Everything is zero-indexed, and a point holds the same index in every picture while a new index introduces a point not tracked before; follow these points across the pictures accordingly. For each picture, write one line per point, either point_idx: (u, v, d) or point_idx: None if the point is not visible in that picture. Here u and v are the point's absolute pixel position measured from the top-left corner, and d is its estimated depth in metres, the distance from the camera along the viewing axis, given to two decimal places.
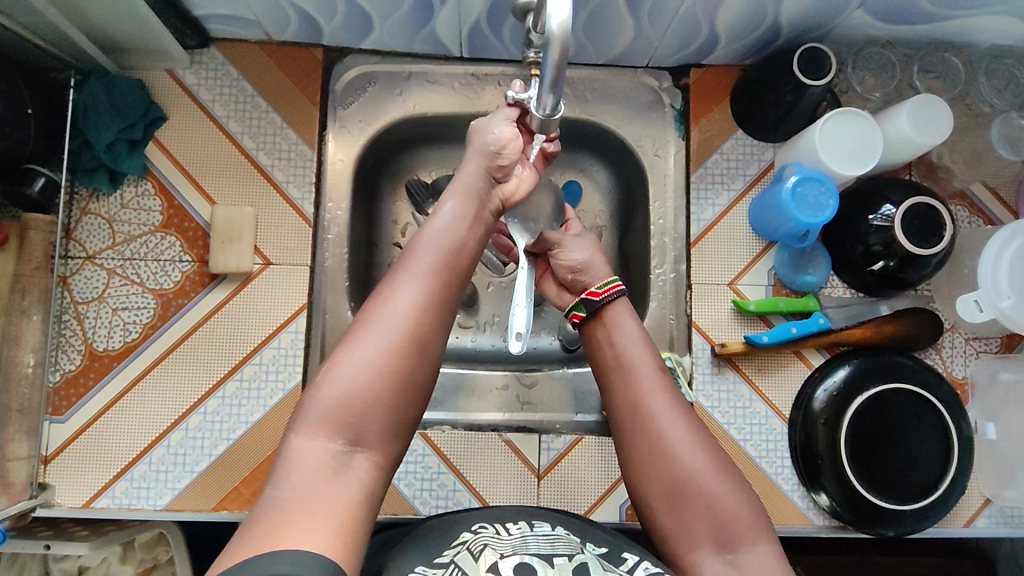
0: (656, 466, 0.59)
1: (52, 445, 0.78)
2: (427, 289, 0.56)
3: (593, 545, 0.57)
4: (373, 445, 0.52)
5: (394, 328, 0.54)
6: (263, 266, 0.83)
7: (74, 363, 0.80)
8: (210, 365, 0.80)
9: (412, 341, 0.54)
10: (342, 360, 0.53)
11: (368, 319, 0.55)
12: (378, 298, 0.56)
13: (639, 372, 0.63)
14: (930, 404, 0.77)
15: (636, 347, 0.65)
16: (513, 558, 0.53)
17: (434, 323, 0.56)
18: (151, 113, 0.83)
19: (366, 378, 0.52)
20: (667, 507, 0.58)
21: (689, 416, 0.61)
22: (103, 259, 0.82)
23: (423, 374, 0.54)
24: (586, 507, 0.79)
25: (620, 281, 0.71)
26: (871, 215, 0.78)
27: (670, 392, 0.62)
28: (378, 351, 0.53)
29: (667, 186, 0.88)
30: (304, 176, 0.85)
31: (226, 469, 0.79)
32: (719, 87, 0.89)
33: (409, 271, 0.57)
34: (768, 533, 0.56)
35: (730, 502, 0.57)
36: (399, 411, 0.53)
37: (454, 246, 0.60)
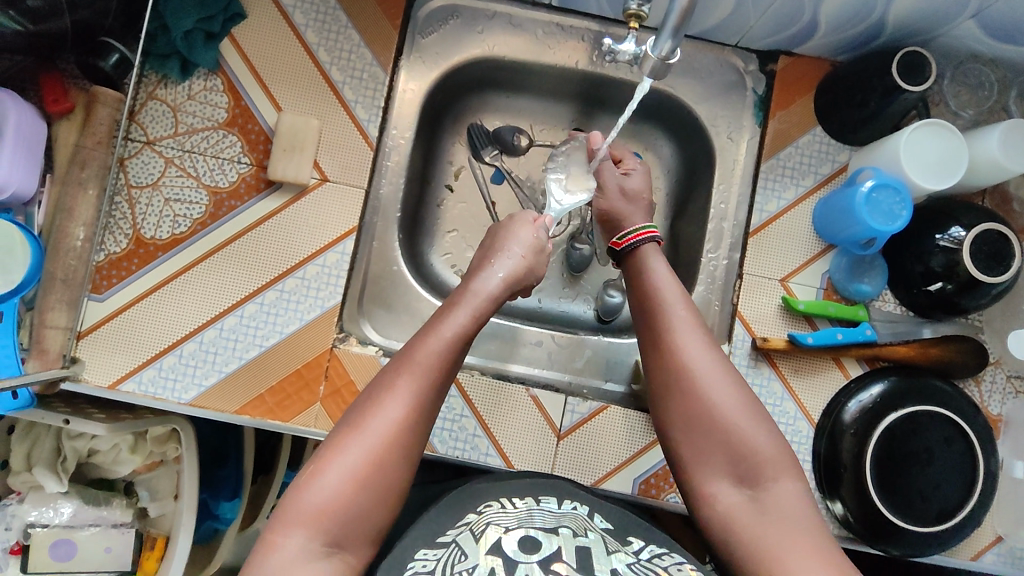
0: (679, 397, 0.60)
1: (88, 321, 0.79)
2: (416, 396, 0.57)
3: (599, 519, 0.59)
4: (355, 545, 0.53)
5: (375, 439, 0.55)
6: (320, 181, 0.82)
7: (120, 246, 0.80)
8: (254, 270, 0.80)
9: (395, 451, 0.55)
10: (327, 463, 0.54)
11: (356, 423, 0.56)
12: (365, 406, 0.57)
13: (671, 308, 0.65)
14: (963, 433, 0.76)
15: (670, 283, 0.67)
16: (517, 531, 0.54)
17: (413, 438, 0.57)
18: (231, 9, 0.81)
19: (347, 486, 0.53)
20: (691, 440, 0.59)
21: (718, 353, 0.62)
22: (163, 146, 0.81)
23: (397, 481, 0.55)
24: (595, 477, 0.80)
25: (646, 230, 0.73)
26: (939, 235, 0.76)
27: (699, 326, 0.64)
28: (362, 458, 0.54)
29: (735, 172, 0.87)
30: (374, 98, 0.84)
31: (256, 375, 0.79)
32: (806, 79, 0.86)
33: (400, 379, 0.58)
34: (795, 473, 0.57)
35: (755, 439, 0.57)
36: (373, 517, 0.54)
37: (454, 344, 0.61)
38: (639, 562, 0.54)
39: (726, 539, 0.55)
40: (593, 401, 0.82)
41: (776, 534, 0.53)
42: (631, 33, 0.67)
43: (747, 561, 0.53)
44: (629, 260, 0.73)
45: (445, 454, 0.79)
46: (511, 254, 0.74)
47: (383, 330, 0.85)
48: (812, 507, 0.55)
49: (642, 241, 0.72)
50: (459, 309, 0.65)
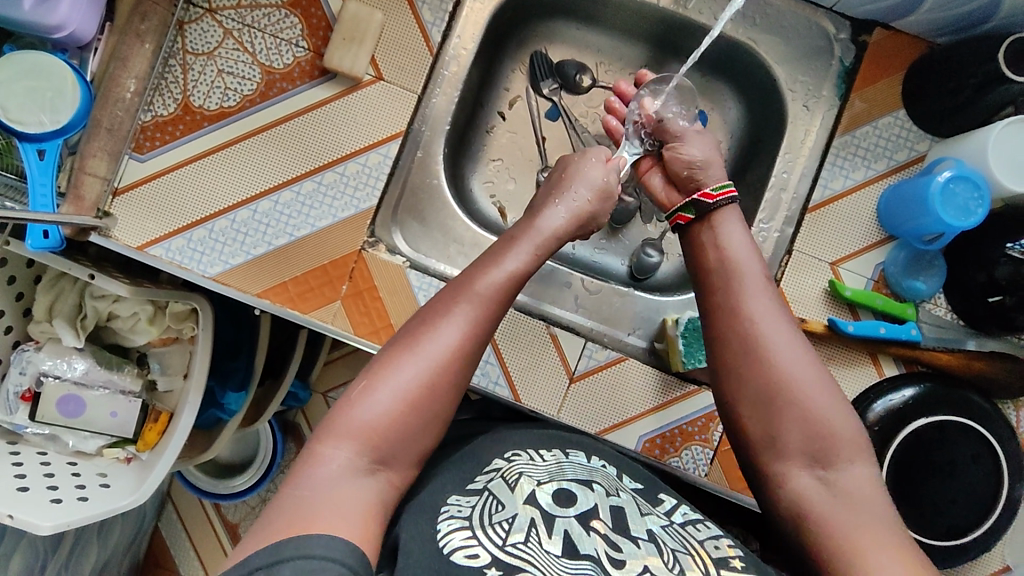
0: (748, 372, 0.56)
1: (126, 180, 0.78)
2: (472, 327, 0.57)
3: (630, 482, 0.59)
4: (397, 466, 0.53)
5: (429, 361, 0.55)
6: (373, 79, 0.79)
7: (167, 110, 0.79)
8: (294, 158, 0.79)
9: (448, 376, 0.55)
10: (379, 381, 0.54)
11: (408, 346, 0.55)
12: (420, 330, 0.56)
13: (747, 274, 0.61)
14: (991, 449, 0.73)
15: (747, 249, 0.63)
16: (550, 485, 0.55)
17: (466, 364, 0.56)
18: None
19: (399, 405, 0.53)
20: (762, 417, 0.56)
21: (794, 328, 0.58)
22: (224, 17, 0.79)
23: (444, 406, 0.55)
24: (600, 427, 0.78)
25: (734, 188, 0.68)
26: (1010, 244, 0.71)
27: (774, 298, 0.59)
28: (416, 378, 0.54)
29: (804, 144, 0.82)
30: (442, 2, 0.80)
31: (280, 262, 0.79)
32: (899, 56, 0.80)
33: (457, 309, 0.58)
34: (867, 457, 0.54)
35: (834, 416, 0.54)
36: (418, 438, 0.54)
37: (512, 280, 0.61)
38: (672, 525, 0.54)
39: (794, 523, 0.53)
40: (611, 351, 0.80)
41: (854, 524, 0.50)
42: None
43: (822, 550, 0.50)
44: (707, 215, 0.67)
45: None
46: (574, 200, 0.72)
47: (413, 243, 0.84)
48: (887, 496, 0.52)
49: (723, 200, 0.67)
50: (517, 250, 0.64)
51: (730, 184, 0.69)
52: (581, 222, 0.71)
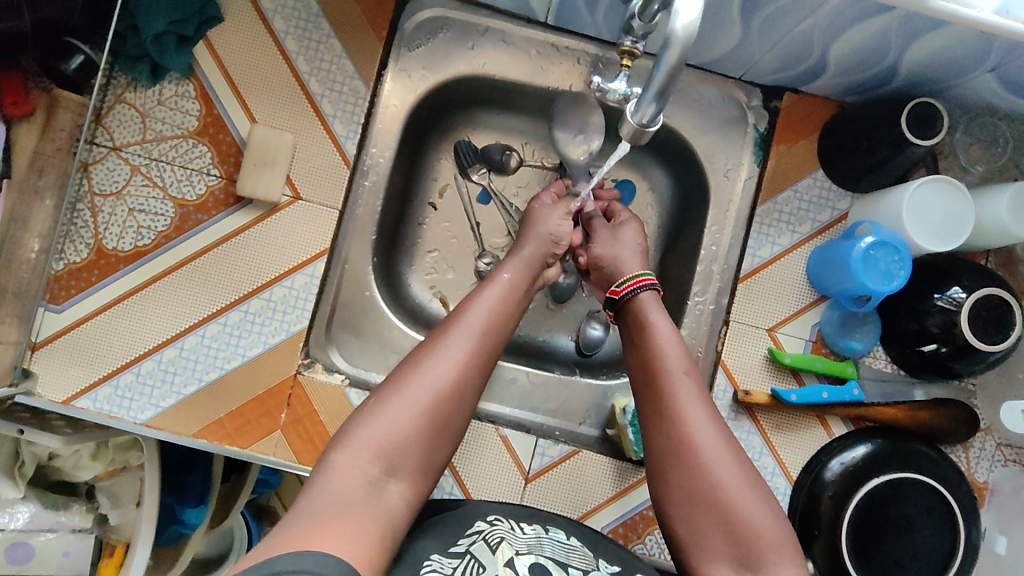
0: (681, 472, 0.57)
1: (43, 333, 0.76)
2: (479, 342, 0.59)
3: (606, 564, 0.56)
4: (406, 476, 0.52)
5: (443, 368, 0.56)
6: (291, 199, 0.78)
7: (80, 256, 0.76)
8: (217, 290, 0.77)
9: (461, 384, 0.57)
10: (396, 389, 0.55)
11: (425, 353, 0.57)
12: (432, 340, 0.59)
13: (673, 373, 0.61)
14: (944, 501, 0.73)
15: (671, 339, 0.64)
16: (528, 558, 0.52)
17: (477, 374, 0.58)
18: (207, 12, 0.76)
19: (415, 413, 0.54)
20: (693, 520, 0.56)
21: (721, 423, 0.59)
22: (130, 153, 0.77)
23: (458, 415, 0.56)
24: (581, 511, 0.77)
25: (643, 277, 0.70)
26: (938, 295, 0.72)
27: (699, 391, 0.60)
28: (432, 385, 0.55)
29: (729, 212, 0.82)
30: (353, 114, 0.79)
31: (215, 397, 0.76)
32: (811, 119, 0.81)
33: (465, 323, 0.60)
34: (796, 557, 0.53)
35: (758, 518, 0.54)
36: (433, 446, 0.54)
37: (510, 295, 0.66)
38: None
39: None
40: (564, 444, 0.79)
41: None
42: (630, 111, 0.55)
43: None
44: (630, 308, 0.69)
45: None
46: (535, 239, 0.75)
47: (352, 358, 0.82)
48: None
49: (639, 289, 0.69)
50: (505, 273, 0.69)
51: (643, 272, 0.71)
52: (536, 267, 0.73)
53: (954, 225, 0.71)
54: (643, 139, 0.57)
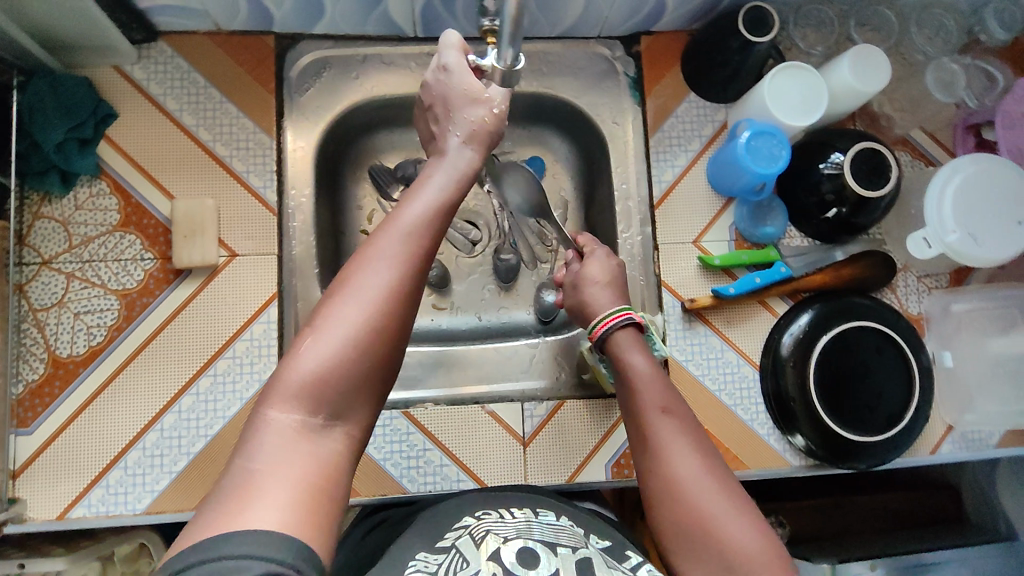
0: (674, 505, 0.58)
1: (20, 458, 0.76)
2: (399, 275, 0.50)
3: (597, 539, 0.57)
4: (353, 416, 0.48)
5: (375, 300, 0.48)
6: (229, 258, 0.81)
7: (37, 372, 0.78)
8: (181, 363, 0.79)
9: (395, 313, 0.49)
10: (310, 340, 0.47)
11: (348, 286, 0.49)
12: (354, 267, 0.50)
13: (652, 405, 0.63)
14: (890, 339, 0.81)
15: (649, 374, 0.65)
16: (516, 542, 0.52)
17: (416, 295, 0.51)
18: (101, 111, 0.80)
19: (335, 366, 0.47)
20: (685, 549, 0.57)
21: (707, 454, 0.60)
22: (60, 263, 0.79)
23: (401, 341, 0.50)
24: (568, 473, 0.81)
25: (620, 312, 0.71)
26: (822, 164, 0.80)
27: (682, 424, 0.62)
28: (349, 328, 0.47)
29: (628, 152, 0.90)
30: (265, 165, 0.83)
31: (207, 465, 0.78)
32: (670, 52, 0.90)
33: (381, 253, 0.50)
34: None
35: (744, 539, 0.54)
36: (378, 378, 0.49)
37: (441, 202, 0.55)
38: None
39: None
40: (549, 401, 0.83)
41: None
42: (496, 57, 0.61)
43: None
44: (608, 345, 0.70)
45: (418, 491, 0.79)
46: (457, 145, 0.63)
47: None
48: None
49: (614, 328, 0.70)
50: (438, 174, 0.58)
51: (617, 309, 0.71)
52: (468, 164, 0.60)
53: (811, 104, 0.80)
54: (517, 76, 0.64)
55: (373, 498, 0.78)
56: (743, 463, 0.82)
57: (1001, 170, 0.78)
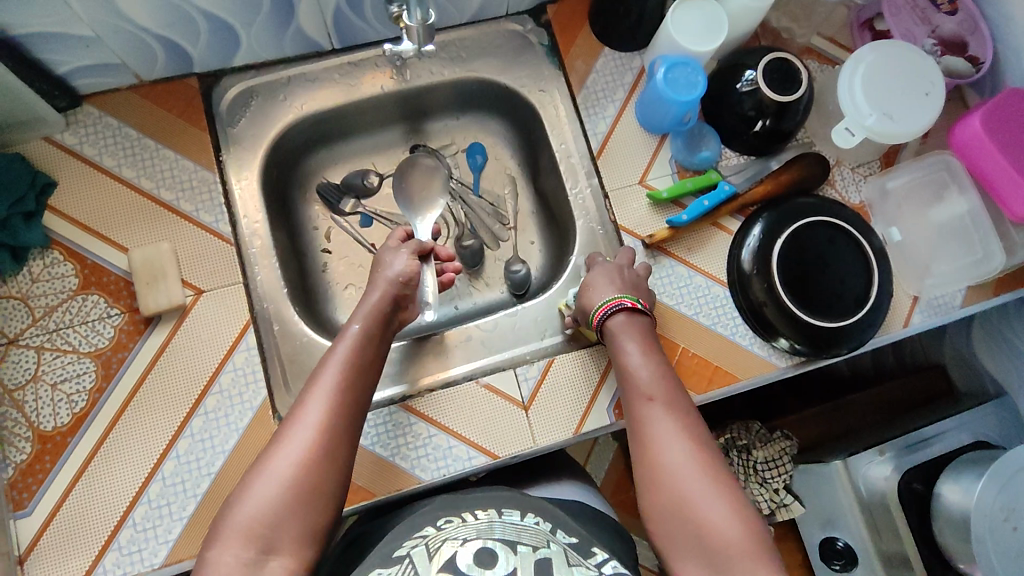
0: (655, 488, 0.64)
1: (24, 542, 0.74)
2: (332, 409, 0.66)
3: (564, 535, 0.64)
4: (287, 550, 0.59)
5: (302, 443, 0.63)
6: (196, 296, 0.81)
7: (26, 451, 0.76)
8: (169, 410, 0.78)
9: (317, 458, 0.62)
10: (260, 473, 0.61)
11: (281, 435, 0.64)
12: (291, 418, 0.65)
13: (642, 396, 0.71)
14: (840, 228, 0.85)
15: (648, 367, 0.72)
16: (475, 543, 0.60)
17: (337, 437, 0.65)
18: (39, 181, 0.81)
19: (277, 492, 0.60)
20: (666, 529, 0.62)
21: (692, 441, 0.66)
22: (27, 339, 0.78)
23: (330, 482, 0.63)
24: (573, 425, 0.83)
25: (618, 299, 0.77)
26: (738, 84, 0.85)
27: (677, 412, 0.68)
28: (283, 472, 0.61)
29: (559, 114, 0.94)
30: (213, 200, 0.84)
31: (215, 504, 0.76)
32: (577, 14, 0.95)
33: (317, 391, 0.66)
34: (759, 558, 0.58)
35: (721, 522, 0.60)
36: (311, 520, 0.61)
37: (359, 350, 0.71)
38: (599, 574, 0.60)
39: None
40: (539, 361, 0.86)
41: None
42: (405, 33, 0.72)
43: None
44: (612, 335, 0.77)
45: (433, 478, 0.80)
46: (375, 292, 0.76)
47: None
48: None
49: (615, 311, 0.76)
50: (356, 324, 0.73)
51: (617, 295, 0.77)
52: (381, 314, 0.75)
53: (715, 31, 0.85)
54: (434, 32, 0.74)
55: (391, 494, 0.79)
56: (735, 377, 0.84)
57: (899, 52, 0.85)
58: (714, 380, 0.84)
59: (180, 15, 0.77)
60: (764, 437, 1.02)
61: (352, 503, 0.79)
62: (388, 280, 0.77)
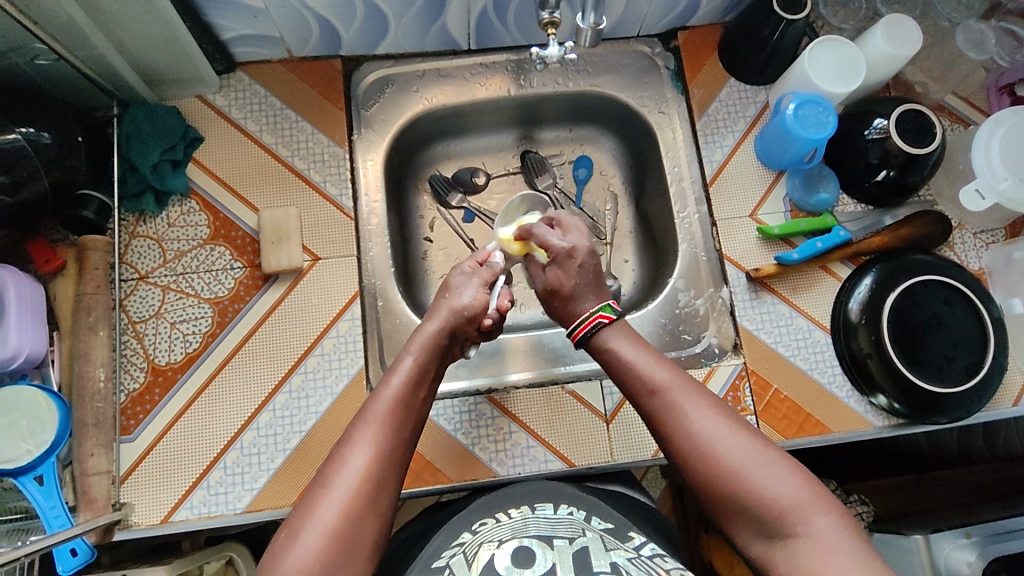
0: (695, 474, 0.61)
1: (124, 464, 0.79)
2: (381, 449, 0.61)
3: (598, 521, 0.61)
4: None
5: (347, 490, 0.58)
6: (312, 262, 0.86)
7: (138, 381, 0.81)
8: (274, 363, 0.82)
9: (364, 504, 0.58)
10: (303, 520, 0.56)
11: (326, 480, 0.59)
12: (336, 459, 0.60)
13: (648, 383, 0.66)
14: (957, 290, 0.82)
15: (646, 359, 0.68)
16: (512, 543, 0.59)
17: (384, 480, 0.60)
18: (189, 135, 0.87)
19: (319, 542, 0.55)
20: (726, 509, 0.59)
21: (710, 415, 0.62)
22: (156, 277, 0.84)
23: (369, 533, 0.58)
24: (653, 447, 0.82)
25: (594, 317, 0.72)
26: (867, 130, 0.84)
27: (681, 394, 0.64)
28: (327, 523, 0.56)
29: (677, 138, 0.94)
30: (340, 174, 0.89)
31: (303, 461, 0.80)
32: (706, 43, 0.96)
33: (364, 434, 0.61)
34: (821, 507, 0.56)
35: (772, 486, 0.57)
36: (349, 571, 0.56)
37: (409, 388, 0.66)
38: (640, 557, 0.58)
39: None
40: None
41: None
42: (553, 39, 0.76)
43: None
44: (598, 337, 0.72)
45: (508, 474, 0.81)
46: (434, 321, 0.72)
47: None
48: (854, 537, 0.54)
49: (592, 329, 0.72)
50: (407, 359, 0.68)
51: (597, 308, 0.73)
52: (437, 348, 0.71)
53: (852, 75, 0.85)
54: (602, 35, 0.73)
55: (466, 483, 0.81)
56: (827, 426, 0.83)
57: None
58: (805, 428, 0.83)
59: None
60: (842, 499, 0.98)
61: (429, 484, 0.80)
62: (451, 313, 0.73)
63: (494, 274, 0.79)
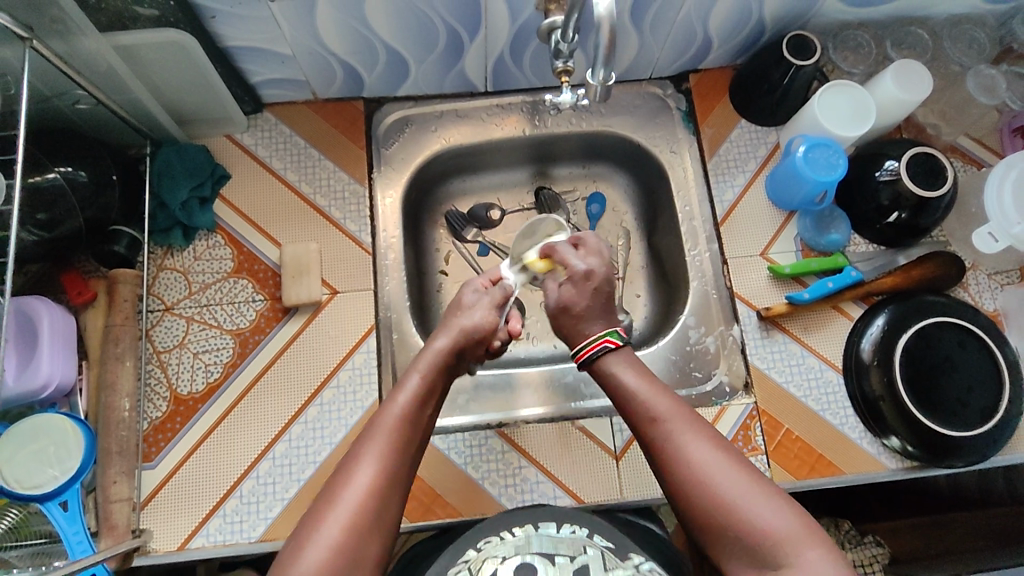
0: (690, 503, 0.60)
1: (145, 491, 0.81)
2: (385, 467, 0.61)
3: (600, 539, 0.62)
4: None
5: (350, 508, 0.58)
6: (331, 295, 0.89)
7: (161, 410, 0.84)
8: (291, 394, 0.85)
9: (367, 522, 0.58)
10: (307, 537, 0.57)
11: (330, 497, 0.59)
12: (339, 476, 0.60)
13: (648, 409, 0.65)
14: (971, 332, 0.82)
15: (646, 386, 0.67)
16: (515, 559, 0.60)
17: (387, 498, 0.60)
18: (216, 173, 0.91)
19: (324, 558, 0.55)
20: (718, 537, 0.59)
21: (708, 445, 0.61)
22: (181, 308, 0.87)
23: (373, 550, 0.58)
24: None
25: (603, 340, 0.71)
26: (878, 172, 0.84)
27: (681, 421, 0.63)
28: (329, 539, 0.56)
29: (689, 176, 0.96)
30: (360, 212, 0.92)
31: (317, 491, 0.81)
32: (718, 86, 0.98)
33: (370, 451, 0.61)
34: (813, 540, 0.56)
35: (766, 519, 0.57)
36: None
37: (416, 406, 0.66)
38: None
39: None
40: None
41: None
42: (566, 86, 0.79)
43: None
44: (599, 361, 0.71)
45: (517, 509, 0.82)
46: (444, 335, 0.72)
47: None
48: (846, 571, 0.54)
49: (599, 352, 0.71)
50: (413, 376, 0.68)
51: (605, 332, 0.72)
52: (444, 365, 0.71)
53: (863, 117, 0.86)
54: (612, 90, 0.75)
55: (475, 517, 0.81)
56: (839, 468, 0.82)
57: None
58: (817, 469, 0.82)
59: (366, 46, 0.86)
60: (855, 539, 0.99)
61: (439, 518, 0.81)
62: (457, 330, 0.73)
63: (505, 296, 0.80)
